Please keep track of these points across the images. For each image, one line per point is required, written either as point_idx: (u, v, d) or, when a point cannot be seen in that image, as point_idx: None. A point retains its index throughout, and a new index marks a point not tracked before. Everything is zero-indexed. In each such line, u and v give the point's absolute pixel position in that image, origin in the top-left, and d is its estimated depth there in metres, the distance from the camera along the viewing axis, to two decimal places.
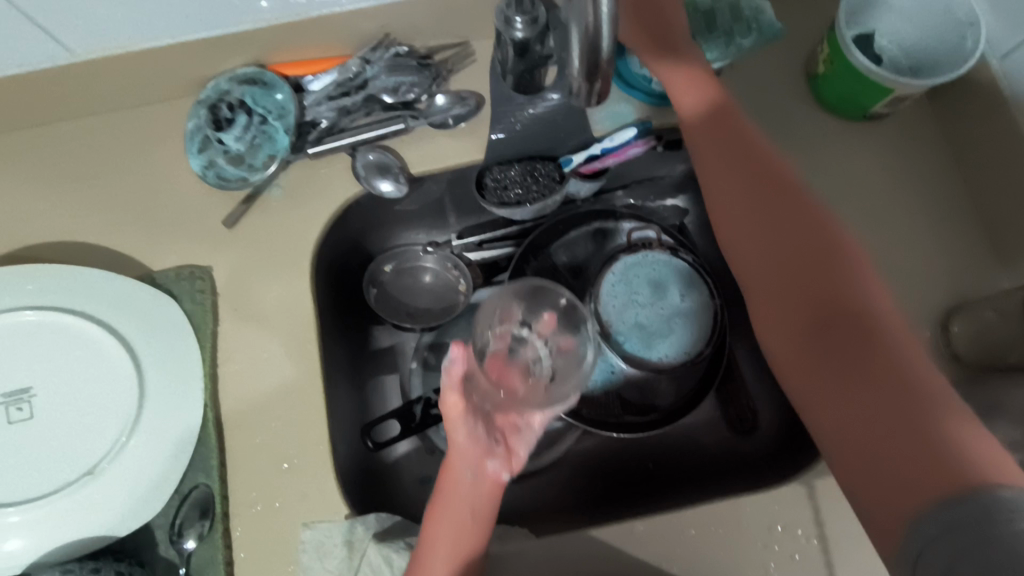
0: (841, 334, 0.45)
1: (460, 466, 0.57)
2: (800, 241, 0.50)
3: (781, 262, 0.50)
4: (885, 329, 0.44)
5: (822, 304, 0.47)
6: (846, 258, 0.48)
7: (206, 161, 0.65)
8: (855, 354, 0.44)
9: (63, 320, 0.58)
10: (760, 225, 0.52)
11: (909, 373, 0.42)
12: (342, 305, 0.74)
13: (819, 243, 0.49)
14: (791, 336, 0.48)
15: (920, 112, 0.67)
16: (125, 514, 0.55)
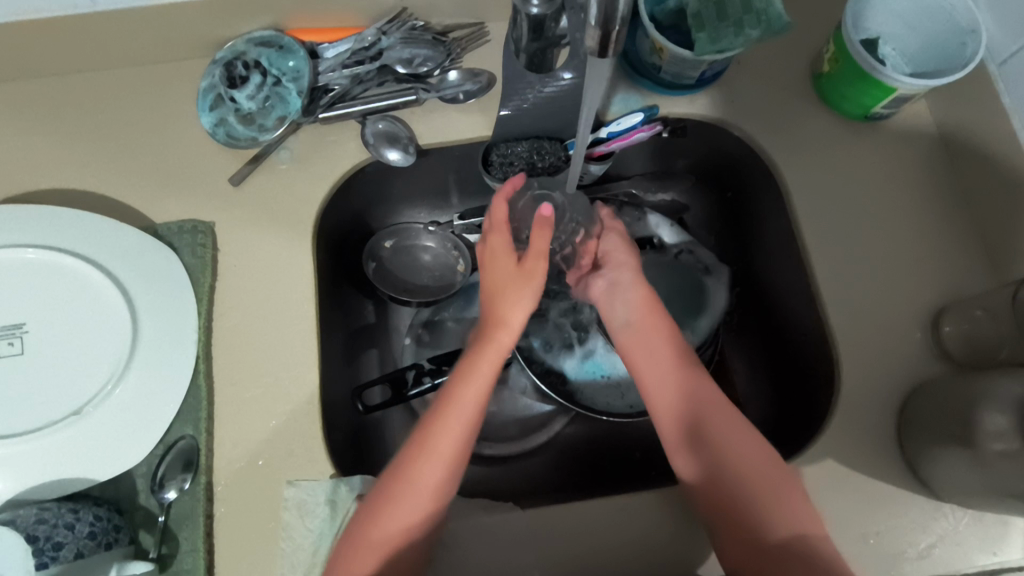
0: (728, 480, 0.53)
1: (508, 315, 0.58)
2: (688, 390, 0.58)
3: (672, 414, 0.57)
4: (758, 466, 0.53)
5: (710, 458, 0.55)
6: (716, 409, 0.56)
7: (217, 119, 0.66)
8: (748, 502, 0.52)
9: (63, 260, 0.58)
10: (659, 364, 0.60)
11: (780, 501, 0.52)
12: (340, 274, 0.74)
13: (701, 395, 0.57)
14: (695, 472, 0.55)
15: (920, 117, 0.68)
16: (108, 459, 0.54)
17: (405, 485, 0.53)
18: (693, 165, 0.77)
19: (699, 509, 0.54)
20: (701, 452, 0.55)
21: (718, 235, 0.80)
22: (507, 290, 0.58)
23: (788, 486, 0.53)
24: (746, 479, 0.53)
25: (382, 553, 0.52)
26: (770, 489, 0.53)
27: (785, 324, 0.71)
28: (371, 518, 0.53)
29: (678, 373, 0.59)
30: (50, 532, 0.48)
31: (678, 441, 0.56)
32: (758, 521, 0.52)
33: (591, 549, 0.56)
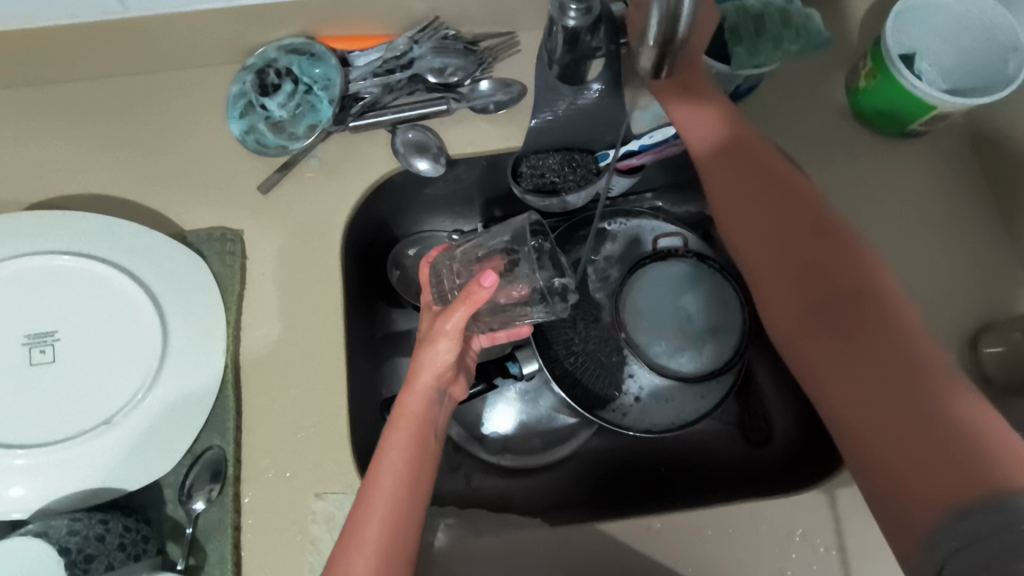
0: (839, 313, 0.46)
1: (422, 383, 0.52)
2: (802, 225, 0.51)
3: (777, 245, 0.51)
4: (878, 306, 0.45)
5: (819, 291, 0.47)
6: (839, 244, 0.49)
7: (247, 126, 0.66)
8: (849, 348, 0.44)
9: (93, 268, 0.58)
10: (763, 204, 0.53)
11: (881, 337, 0.43)
12: (364, 283, 0.74)
13: (817, 227, 0.50)
14: (789, 314, 0.49)
15: (957, 133, 0.67)
16: (136, 470, 0.54)
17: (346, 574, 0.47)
18: None
19: (796, 358, 0.48)
20: (805, 291, 0.48)
21: None
22: (432, 352, 0.51)
23: (996, 415, 0.39)
24: (894, 340, 0.42)
25: None
26: (891, 329, 0.43)
27: None
28: (340, 552, 0.48)
29: (796, 200, 0.52)
30: (82, 544, 0.47)
31: (772, 272, 0.51)
32: (872, 352, 0.42)
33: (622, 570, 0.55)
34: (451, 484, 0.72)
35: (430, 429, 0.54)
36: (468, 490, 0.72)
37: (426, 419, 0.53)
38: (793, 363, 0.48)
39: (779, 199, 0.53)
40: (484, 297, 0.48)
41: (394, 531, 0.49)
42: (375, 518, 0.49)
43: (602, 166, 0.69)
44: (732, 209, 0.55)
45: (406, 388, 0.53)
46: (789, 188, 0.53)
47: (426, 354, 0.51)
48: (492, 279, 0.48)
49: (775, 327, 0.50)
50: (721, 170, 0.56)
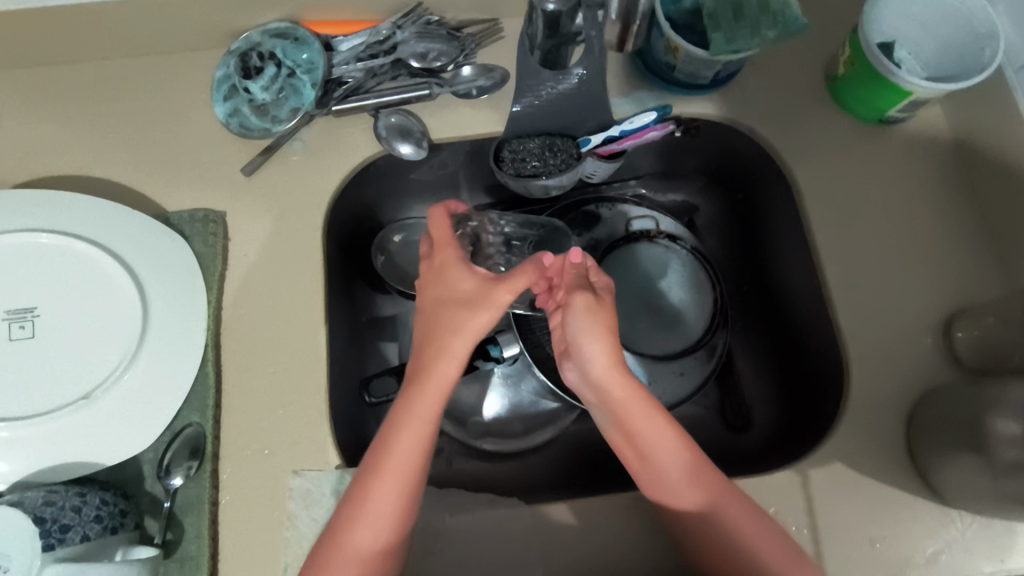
0: (704, 510, 0.51)
1: (459, 348, 0.52)
2: (636, 405, 0.53)
3: (631, 438, 0.53)
4: (758, 541, 0.50)
5: (693, 487, 0.51)
6: (681, 435, 0.53)
7: (231, 109, 0.67)
8: (728, 529, 0.51)
9: (75, 246, 0.58)
10: (617, 400, 0.53)
11: (772, 566, 0.49)
12: (349, 267, 0.74)
13: (640, 403, 0.53)
14: (674, 490, 0.52)
15: (936, 121, 0.68)
16: (115, 445, 0.55)
17: (350, 533, 0.48)
18: (702, 166, 0.77)
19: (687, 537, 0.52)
20: (679, 486, 0.52)
21: (726, 236, 0.80)
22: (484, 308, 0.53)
23: None
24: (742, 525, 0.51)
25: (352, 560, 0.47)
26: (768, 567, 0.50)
27: (795, 325, 0.71)
28: (340, 524, 0.48)
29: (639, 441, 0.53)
30: (57, 514, 0.48)
31: (640, 468, 0.53)
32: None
33: (596, 549, 0.55)
34: (433, 466, 0.72)
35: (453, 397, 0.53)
36: (449, 473, 0.72)
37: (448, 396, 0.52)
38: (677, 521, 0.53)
39: (630, 405, 0.53)
40: (543, 268, 0.57)
41: (402, 504, 0.49)
42: (387, 485, 0.48)
43: (583, 152, 0.69)
44: (628, 411, 0.53)
45: (442, 353, 0.52)
46: (618, 409, 0.53)
47: (473, 317, 0.52)
48: (548, 258, 0.58)
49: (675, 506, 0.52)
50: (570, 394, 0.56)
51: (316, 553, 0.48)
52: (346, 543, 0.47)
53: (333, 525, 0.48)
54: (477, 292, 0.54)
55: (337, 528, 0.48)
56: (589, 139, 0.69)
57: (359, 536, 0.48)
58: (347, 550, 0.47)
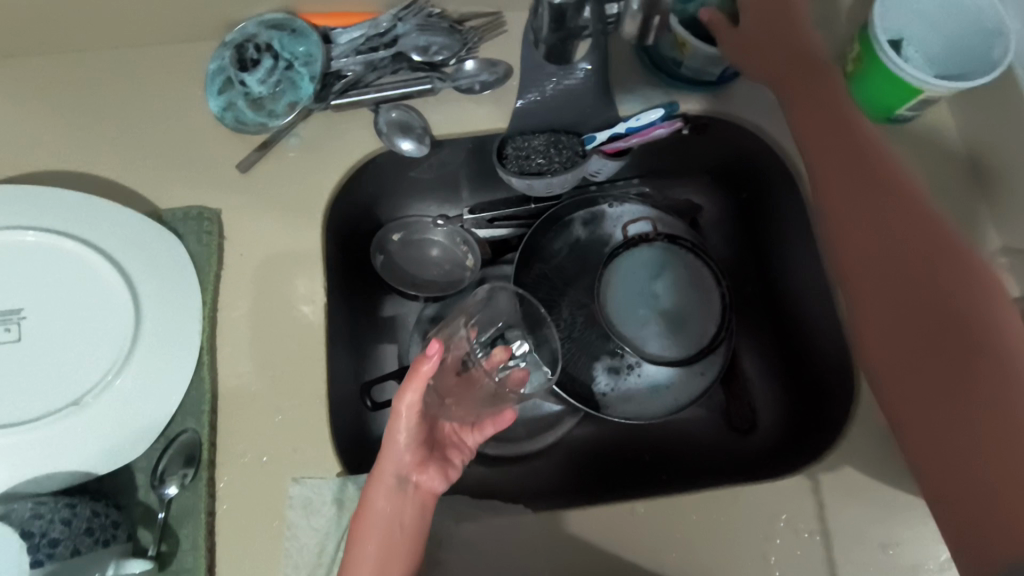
0: (904, 260, 0.53)
1: (385, 473, 0.51)
2: (894, 231, 0.54)
3: (846, 167, 0.58)
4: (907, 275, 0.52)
5: (879, 216, 0.55)
6: (896, 190, 0.55)
7: (226, 102, 0.64)
8: (913, 276, 0.52)
9: (62, 244, 0.56)
10: (847, 172, 0.57)
11: (954, 324, 0.49)
12: (348, 266, 0.72)
13: (878, 179, 0.57)
14: (840, 196, 0.57)
15: (943, 120, 0.67)
16: (106, 454, 0.52)
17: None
18: (709, 163, 0.76)
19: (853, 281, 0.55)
20: (865, 187, 0.56)
21: (731, 235, 0.79)
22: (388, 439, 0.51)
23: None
24: (967, 310, 0.49)
25: None
26: (967, 298, 0.50)
27: (804, 328, 0.70)
28: None
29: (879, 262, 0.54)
30: (46, 527, 0.46)
31: (846, 248, 0.56)
32: (942, 308, 0.50)
33: (606, 559, 0.54)
34: None
35: (406, 509, 0.52)
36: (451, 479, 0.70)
37: (394, 513, 0.51)
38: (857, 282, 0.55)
39: (840, 141, 0.59)
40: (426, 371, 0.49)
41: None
42: None
43: (588, 149, 0.67)
44: (846, 213, 0.57)
45: (372, 481, 0.51)
46: (855, 159, 0.58)
47: (388, 443, 0.51)
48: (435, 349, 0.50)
49: (849, 260, 0.56)
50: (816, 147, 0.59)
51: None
52: None
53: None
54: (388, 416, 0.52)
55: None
56: (594, 136, 0.67)
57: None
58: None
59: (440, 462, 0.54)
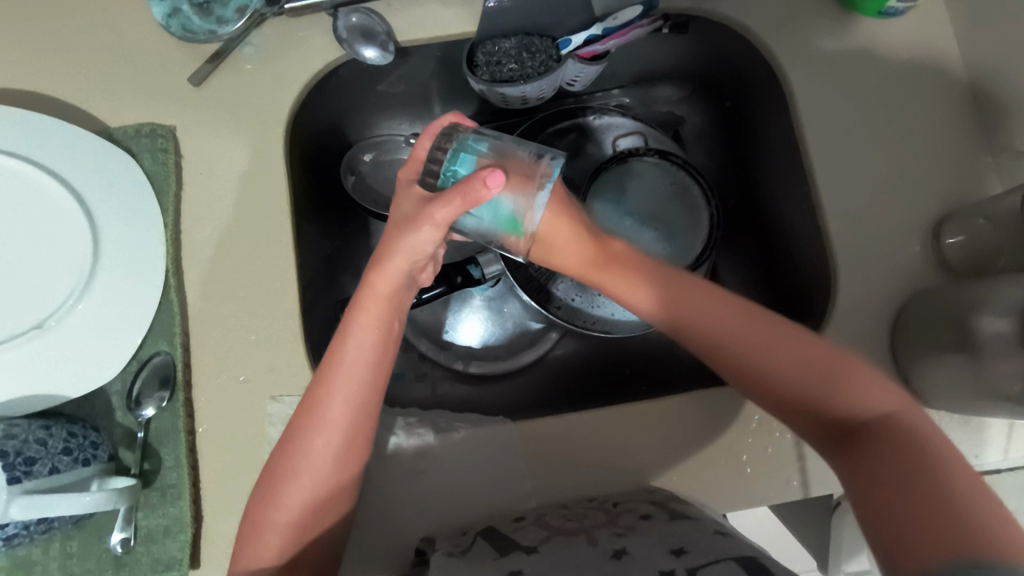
0: (693, 321, 0.50)
1: (399, 268, 0.48)
2: (692, 286, 0.51)
3: (682, 305, 0.50)
4: (726, 322, 0.49)
5: (693, 300, 0.50)
6: (749, 359, 0.47)
7: (170, 9, 0.60)
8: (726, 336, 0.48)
9: (8, 164, 0.54)
10: (718, 303, 0.50)
11: (814, 360, 0.46)
12: (316, 187, 0.69)
13: (722, 330, 0.49)
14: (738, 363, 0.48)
15: (937, 12, 0.63)
16: (76, 376, 0.52)
17: (304, 449, 0.47)
18: (690, 69, 0.73)
19: (704, 339, 0.49)
20: (708, 310, 0.50)
21: (714, 148, 0.77)
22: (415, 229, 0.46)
23: (807, 346, 0.47)
24: (744, 346, 0.48)
25: (281, 540, 0.46)
26: (750, 342, 0.48)
27: (783, 238, 0.69)
28: (276, 475, 0.47)
29: (683, 293, 0.51)
30: (21, 447, 0.46)
31: (678, 296, 0.51)
32: (771, 365, 0.47)
33: (583, 463, 0.55)
34: (416, 391, 0.72)
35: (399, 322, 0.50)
36: (434, 398, 0.72)
37: (397, 303, 0.49)
38: (717, 328, 0.49)
39: (694, 313, 0.50)
40: (486, 196, 0.43)
41: (358, 420, 0.47)
42: (319, 436, 0.47)
43: (563, 53, 0.64)
44: (734, 344, 0.48)
45: (380, 270, 0.48)
46: (716, 345, 0.49)
47: (411, 241, 0.46)
48: (501, 180, 0.43)
49: (678, 305, 0.50)
50: (681, 306, 0.50)
51: (273, 456, 0.48)
52: (269, 520, 0.46)
53: (287, 452, 0.47)
54: (412, 209, 0.47)
55: (290, 450, 0.47)
56: (569, 40, 0.64)
57: (312, 454, 0.47)
58: (304, 466, 0.46)
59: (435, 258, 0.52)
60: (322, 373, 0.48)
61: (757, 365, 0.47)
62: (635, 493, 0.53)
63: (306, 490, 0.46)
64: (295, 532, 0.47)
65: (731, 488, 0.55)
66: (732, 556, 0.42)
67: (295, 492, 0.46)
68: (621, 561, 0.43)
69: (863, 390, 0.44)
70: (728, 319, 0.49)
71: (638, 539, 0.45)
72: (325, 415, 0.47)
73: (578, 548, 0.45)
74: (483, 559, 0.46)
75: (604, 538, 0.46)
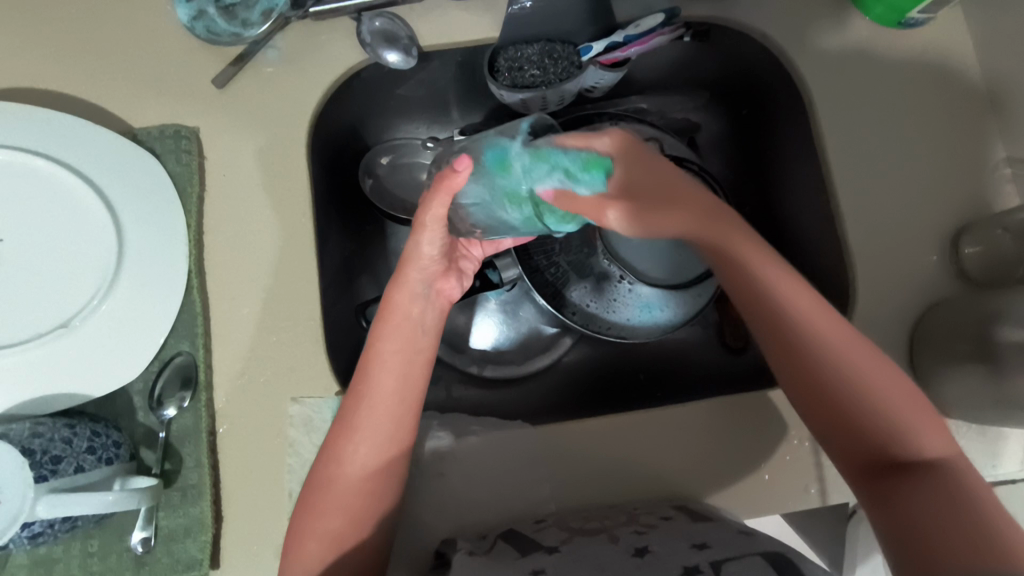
0: (768, 315, 0.51)
1: (415, 281, 0.51)
2: (774, 282, 0.51)
3: (774, 303, 0.51)
4: (828, 326, 0.49)
5: (776, 295, 0.51)
6: (837, 366, 0.48)
7: (195, 11, 0.60)
8: (799, 338, 0.49)
9: (34, 163, 0.54)
10: (809, 304, 0.50)
11: (877, 382, 0.48)
12: (335, 190, 0.69)
13: (796, 325, 0.50)
14: (806, 364, 0.49)
15: (956, 23, 0.64)
16: (100, 376, 0.52)
17: (341, 455, 0.48)
18: (708, 77, 0.73)
19: (779, 332, 0.50)
20: (780, 308, 0.51)
21: (730, 156, 0.77)
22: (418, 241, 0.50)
23: (899, 377, 0.48)
24: (832, 353, 0.49)
25: (323, 552, 0.47)
26: (869, 368, 0.48)
27: (800, 246, 0.69)
28: (315, 483, 0.48)
29: (768, 277, 0.51)
30: (47, 445, 0.47)
31: (760, 290, 0.51)
32: (841, 375, 0.48)
33: (602, 468, 0.55)
34: (431, 394, 0.72)
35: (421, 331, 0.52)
36: (449, 400, 0.71)
37: (418, 314, 0.52)
38: (795, 326, 0.50)
39: (772, 306, 0.51)
40: (457, 181, 0.44)
41: (389, 424, 0.49)
42: (356, 444, 0.49)
43: (584, 61, 0.65)
44: (808, 339, 0.49)
45: (396, 284, 0.51)
46: (784, 333, 0.50)
47: (413, 253, 0.51)
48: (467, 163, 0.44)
49: (768, 295, 0.51)
50: (758, 297, 0.51)
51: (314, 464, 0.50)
52: (307, 529, 0.47)
53: (325, 457, 0.49)
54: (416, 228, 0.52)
55: (329, 458, 0.49)
56: (591, 46, 0.64)
57: (347, 460, 0.48)
58: (339, 472, 0.48)
59: (456, 269, 0.55)
60: (357, 380, 0.50)
61: (848, 378, 0.48)
62: (656, 504, 0.53)
63: (343, 498, 0.48)
64: (334, 540, 0.48)
65: (750, 495, 0.55)
66: (756, 551, 0.44)
67: (333, 501, 0.48)
68: (644, 558, 0.45)
69: (925, 432, 0.47)
70: (818, 319, 0.50)
71: (659, 537, 0.47)
72: (360, 424, 0.49)
73: (600, 547, 0.46)
74: (506, 561, 0.47)
75: (625, 535, 0.48)
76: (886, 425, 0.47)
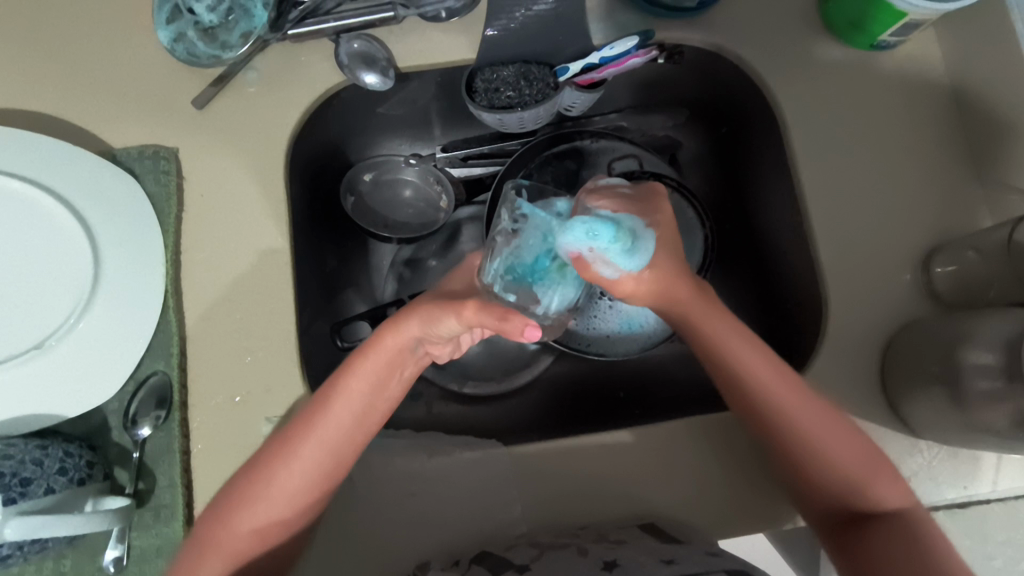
0: (728, 374, 0.54)
1: (406, 335, 0.48)
2: (735, 339, 0.53)
3: (734, 364, 0.53)
4: (774, 381, 0.52)
5: (734, 355, 0.53)
6: (793, 424, 0.51)
7: (175, 34, 0.61)
8: (753, 394, 0.52)
9: (12, 185, 0.55)
10: (768, 363, 0.52)
11: (830, 430, 0.51)
12: (316, 207, 0.70)
13: (754, 385, 0.52)
14: (763, 417, 0.52)
15: (928, 46, 0.64)
16: (74, 397, 0.53)
17: (274, 477, 0.49)
18: (688, 96, 0.74)
19: (737, 390, 0.53)
20: (744, 366, 0.53)
21: (710, 173, 0.78)
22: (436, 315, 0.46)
23: (842, 425, 0.52)
24: (784, 410, 0.51)
25: (229, 557, 0.48)
26: (809, 421, 0.51)
27: (777, 265, 0.69)
28: (241, 494, 0.49)
29: (734, 338, 0.53)
30: (17, 467, 0.47)
31: (724, 350, 0.53)
32: (796, 429, 0.51)
33: (574, 487, 0.55)
34: (410, 411, 0.72)
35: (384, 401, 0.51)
36: (428, 417, 0.72)
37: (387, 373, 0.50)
38: (753, 386, 0.52)
39: (728, 366, 0.53)
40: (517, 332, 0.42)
41: (330, 473, 0.50)
42: (296, 471, 0.49)
43: (561, 81, 0.65)
44: (763, 395, 0.52)
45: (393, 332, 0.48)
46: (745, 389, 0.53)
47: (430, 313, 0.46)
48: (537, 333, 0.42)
49: (731, 358, 0.53)
50: (721, 357, 0.54)
51: (243, 471, 0.50)
52: (218, 533, 0.48)
53: (260, 471, 0.49)
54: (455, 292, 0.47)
55: (261, 466, 0.49)
56: (567, 67, 0.65)
57: (275, 489, 0.48)
58: (264, 494, 0.48)
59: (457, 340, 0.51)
60: (307, 415, 0.50)
61: (804, 437, 0.51)
62: (627, 525, 0.53)
63: (261, 517, 0.48)
64: (263, 535, 0.49)
65: (722, 516, 0.55)
66: (721, 569, 0.45)
67: (248, 521, 0.48)
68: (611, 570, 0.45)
69: (885, 487, 0.50)
70: (766, 374, 0.52)
71: (628, 551, 0.47)
72: (295, 459, 0.49)
73: (566, 564, 0.47)
74: None
75: (595, 551, 0.48)
76: (847, 476, 0.51)
